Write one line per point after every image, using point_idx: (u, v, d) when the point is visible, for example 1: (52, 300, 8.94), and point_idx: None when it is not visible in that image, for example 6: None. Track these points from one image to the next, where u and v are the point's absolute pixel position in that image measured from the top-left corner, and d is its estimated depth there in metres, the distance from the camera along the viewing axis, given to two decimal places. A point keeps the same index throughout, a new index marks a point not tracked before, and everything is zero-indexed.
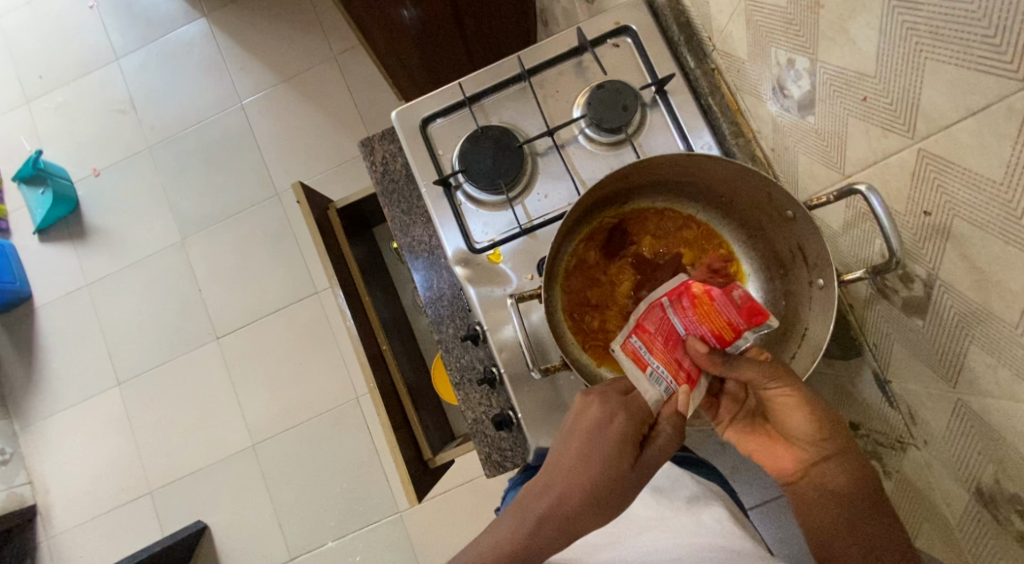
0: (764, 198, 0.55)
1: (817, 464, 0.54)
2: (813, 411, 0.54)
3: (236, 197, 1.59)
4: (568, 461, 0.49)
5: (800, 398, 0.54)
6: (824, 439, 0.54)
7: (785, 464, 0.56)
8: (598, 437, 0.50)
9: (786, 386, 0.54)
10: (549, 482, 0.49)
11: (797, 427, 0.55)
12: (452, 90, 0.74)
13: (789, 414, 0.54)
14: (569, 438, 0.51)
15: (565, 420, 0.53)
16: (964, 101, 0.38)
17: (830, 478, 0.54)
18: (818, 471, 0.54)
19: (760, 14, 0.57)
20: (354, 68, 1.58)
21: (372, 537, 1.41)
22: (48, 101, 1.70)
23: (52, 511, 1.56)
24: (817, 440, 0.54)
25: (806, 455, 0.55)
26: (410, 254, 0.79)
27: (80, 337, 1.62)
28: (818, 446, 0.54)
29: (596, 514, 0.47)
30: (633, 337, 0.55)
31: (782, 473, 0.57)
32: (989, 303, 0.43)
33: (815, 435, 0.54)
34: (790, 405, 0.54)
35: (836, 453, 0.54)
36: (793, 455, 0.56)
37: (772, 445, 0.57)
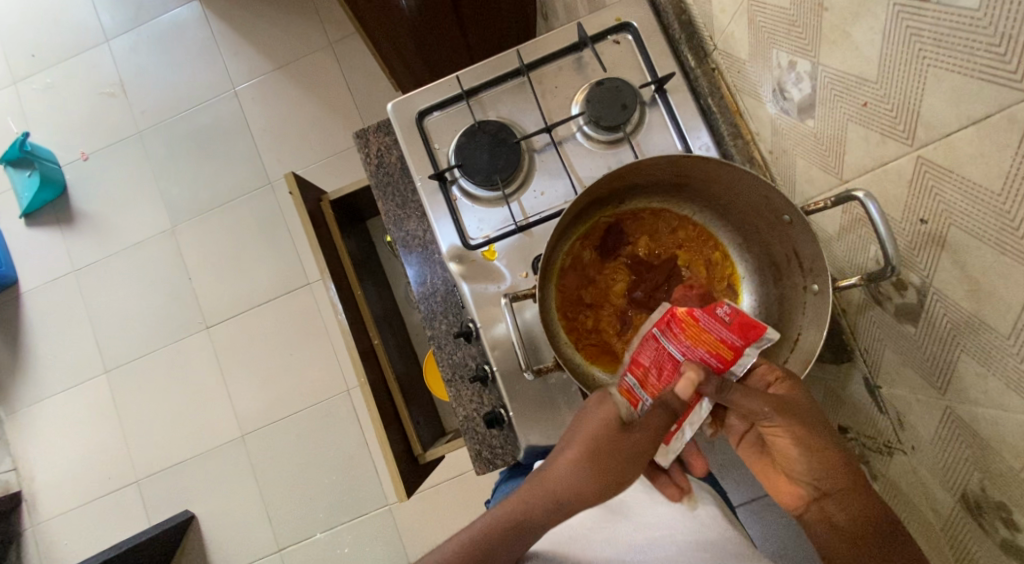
0: (761, 202, 0.55)
1: (815, 500, 0.54)
2: (809, 449, 0.53)
3: (227, 185, 1.57)
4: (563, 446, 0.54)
5: (797, 435, 0.52)
6: (823, 479, 0.53)
7: (787, 495, 0.56)
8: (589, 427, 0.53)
9: (782, 425, 0.53)
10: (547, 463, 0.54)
11: (797, 465, 0.54)
12: (449, 83, 0.73)
13: (788, 451, 0.54)
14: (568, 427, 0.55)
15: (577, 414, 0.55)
16: (966, 110, 0.38)
17: (833, 516, 0.53)
18: (820, 506, 0.53)
19: (763, 15, 0.56)
20: (350, 56, 1.55)
21: (360, 530, 1.42)
22: (36, 82, 1.66)
23: (36, 499, 1.55)
24: (816, 480, 0.53)
25: (805, 492, 0.55)
26: (403, 249, 0.78)
27: (66, 323, 1.59)
28: (815, 485, 0.53)
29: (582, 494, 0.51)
30: (627, 376, 0.57)
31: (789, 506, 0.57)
32: (982, 313, 0.43)
33: (814, 475, 0.53)
34: (786, 443, 0.53)
35: (838, 491, 0.53)
36: (795, 489, 0.55)
37: (778, 478, 0.57)
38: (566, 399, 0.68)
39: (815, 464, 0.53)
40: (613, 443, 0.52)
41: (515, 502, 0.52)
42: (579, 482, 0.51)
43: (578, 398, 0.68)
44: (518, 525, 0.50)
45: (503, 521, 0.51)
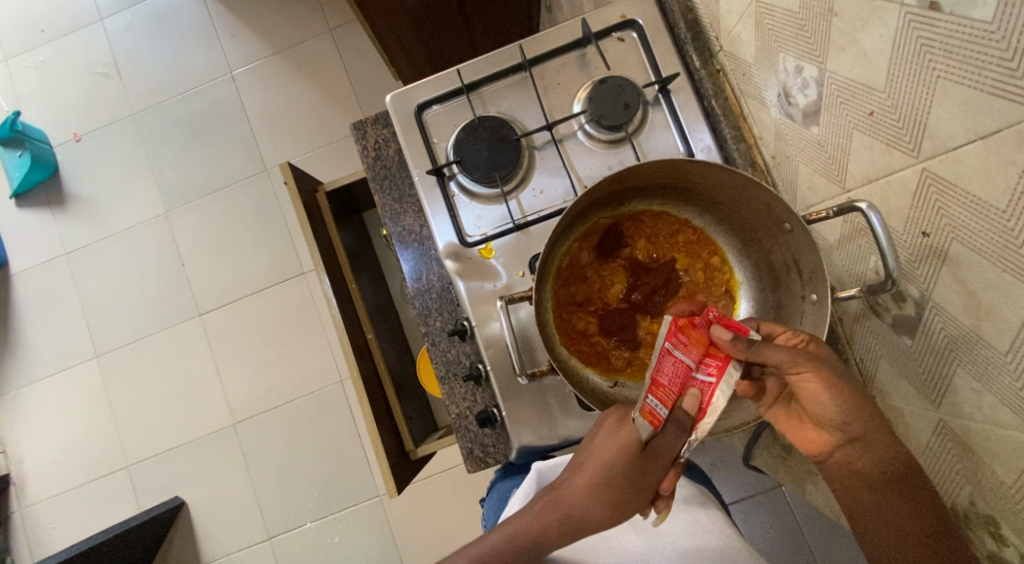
0: (763, 209, 0.54)
1: (838, 446, 0.51)
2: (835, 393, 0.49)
3: (223, 171, 1.55)
4: (582, 461, 0.55)
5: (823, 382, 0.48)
6: (850, 424, 0.50)
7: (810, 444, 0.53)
8: (604, 450, 0.53)
9: (808, 371, 0.48)
10: (568, 473, 0.57)
11: (824, 410, 0.50)
12: (449, 76, 0.72)
13: (814, 395, 0.49)
14: (589, 442, 0.56)
15: (597, 435, 0.55)
16: (974, 124, 0.38)
17: (856, 462, 0.50)
18: (843, 454, 0.51)
19: (771, 17, 0.55)
20: (350, 43, 1.53)
21: (351, 520, 1.42)
22: (28, 60, 1.63)
23: (24, 482, 1.54)
24: (841, 424, 0.50)
25: (830, 438, 0.51)
26: (399, 243, 0.77)
27: (58, 306, 1.58)
28: (842, 430, 0.50)
29: (597, 513, 0.53)
30: (649, 398, 0.48)
31: (808, 450, 0.53)
32: (980, 329, 0.42)
33: (839, 420, 0.50)
34: (814, 388, 0.49)
35: (862, 435, 0.50)
36: (818, 434, 0.52)
37: (802, 424, 0.53)
38: (560, 401, 0.68)
39: (840, 408, 0.49)
40: (627, 468, 0.51)
41: (534, 514, 0.55)
42: (593, 502, 0.53)
43: (572, 400, 0.68)
44: (533, 539, 0.54)
45: (521, 532, 0.54)
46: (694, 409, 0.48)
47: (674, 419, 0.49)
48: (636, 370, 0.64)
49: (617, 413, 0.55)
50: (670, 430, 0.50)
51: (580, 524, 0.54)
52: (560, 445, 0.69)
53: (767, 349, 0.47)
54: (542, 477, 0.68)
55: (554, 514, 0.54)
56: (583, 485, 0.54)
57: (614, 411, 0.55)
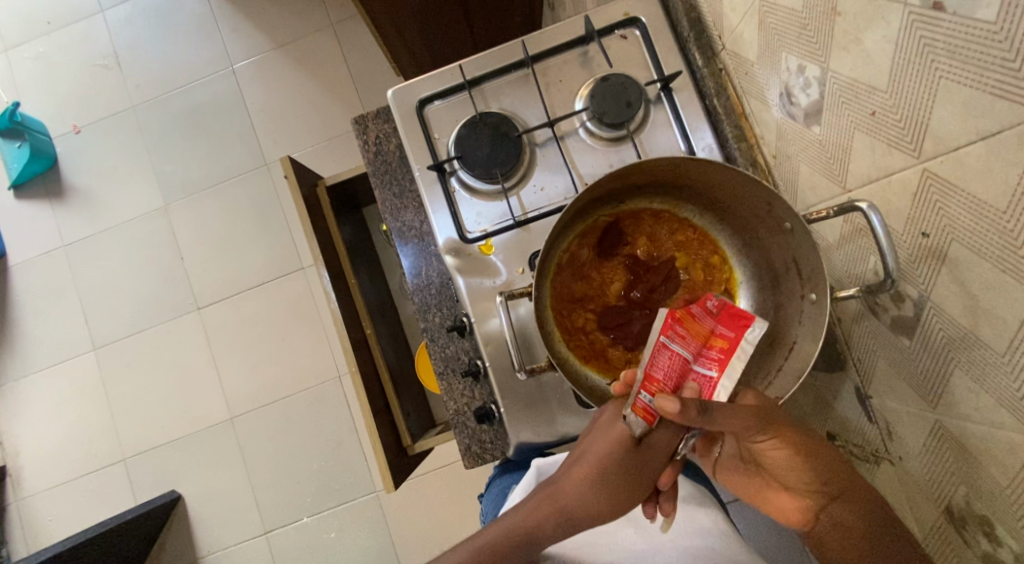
0: (764, 208, 0.54)
1: (822, 510, 0.51)
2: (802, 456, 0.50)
3: (223, 165, 1.55)
4: (577, 456, 0.55)
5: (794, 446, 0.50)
6: (829, 484, 0.51)
7: (790, 512, 0.53)
8: (599, 445, 0.53)
9: (772, 440, 0.50)
10: (563, 467, 0.57)
11: (796, 473, 0.51)
12: (451, 72, 0.72)
13: (787, 463, 0.50)
14: (584, 438, 0.56)
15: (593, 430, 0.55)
16: (975, 125, 0.38)
17: (841, 519, 0.50)
18: (829, 514, 0.51)
19: (774, 16, 0.55)
20: (351, 37, 1.53)
21: (347, 515, 1.42)
22: (28, 52, 1.63)
23: (21, 474, 1.54)
24: (822, 486, 0.51)
25: (811, 503, 0.52)
26: (399, 239, 0.77)
27: (56, 298, 1.57)
28: (823, 492, 0.51)
29: (595, 506, 0.54)
30: (642, 393, 0.48)
31: (794, 519, 0.53)
32: (978, 330, 0.43)
33: (819, 482, 0.51)
34: (782, 454, 0.50)
35: (842, 493, 0.51)
36: (800, 501, 0.52)
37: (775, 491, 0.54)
38: (559, 398, 0.68)
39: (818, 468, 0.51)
40: (623, 462, 0.52)
41: (529, 509, 0.55)
42: (591, 496, 0.53)
43: (570, 397, 0.68)
44: (530, 534, 0.54)
45: (517, 528, 0.54)
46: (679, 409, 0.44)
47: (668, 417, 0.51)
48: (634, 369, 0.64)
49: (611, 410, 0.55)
50: (665, 424, 0.52)
51: (578, 519, 0.54)
52: (559, 442, 0.69)
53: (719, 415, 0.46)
54: (542, 473, 0.68)
55: (551, 509, 0.54)
56: (580, 480, 0.54)
57: (607, 408, 0.56)
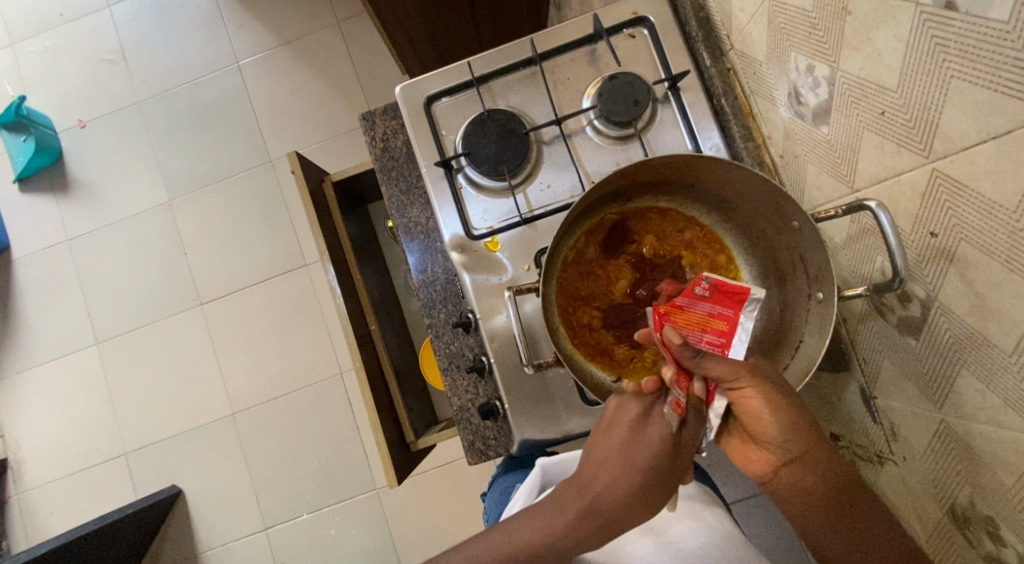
0: (771, 207, 0.54)
1: (783, 466, 0.50)
2: (776, 408, 0.49)
3: (227, 161, 1.55)
4: (606, 462, 0.50)
5: (764, 398, 0.49)
6: (792, 442, 0.49)
7: (756, 466, 0.52)
8: (637, 448, 0.49)
9: (749, 386, 0.49)
10: (581, 473, 0.51)
11: (768, 427, 0.50)
12: (459, 69, 0.72)
13: (757, 413, 0.49)
14: (604, 440, 0.51)
15: (619, 428, 0.51)
16: (986, 125, 0.38)
17: (802, 482, 0.49)
18: (788, 473, 0.50)
19: (784, 16, 0.55)
20: (357, 35, 1.53)
21: (347, 512, 1.42)
22: (34, 46, 1.63)
23: (22, 467, 1.54)
24: (782, 443, 0.49)
25: (773, 458, 0.50)
26: (405, 235, 0.77)
27: (59, 292, 1.57)
28: (784, 449, 0.49)
29: (636, 517, 0.49)
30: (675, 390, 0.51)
31: (756, 473, 0.52)
32: (985, 330, 0.43)
33: (780, 438, 0.49)
34: (756, 403, 0.49)
35: (801, 453, 0.49)
36: (762, 455, 0.51)
37: (746, 446, 0.53)
38: (563, 395, 0.68)
39: (784, 422, 0.49)
40: (665, 465, 0.49)
41: (566, 523, 0.48)
42: (635, 505, 0.49)
43: (575, 394, 0.68)
44: (570, 550, 0.48)
45: (556, 544, 0.47)
46: (679, 342, 0.50)
47: (694, 411, 0.51)
48: (640, 366, 0.64)
49: (631, 409, 0.52)
50: (693, 421, 0.51)
51: (617, 530, 0.49)
52: (562, 439, 0.69)
53: (709, 360, 0.50)
54: (546, 473, 0.67)
55: (592, 521, 0.48)
56: (620, 487, 0.49)
57: (623, 406, 0.52)
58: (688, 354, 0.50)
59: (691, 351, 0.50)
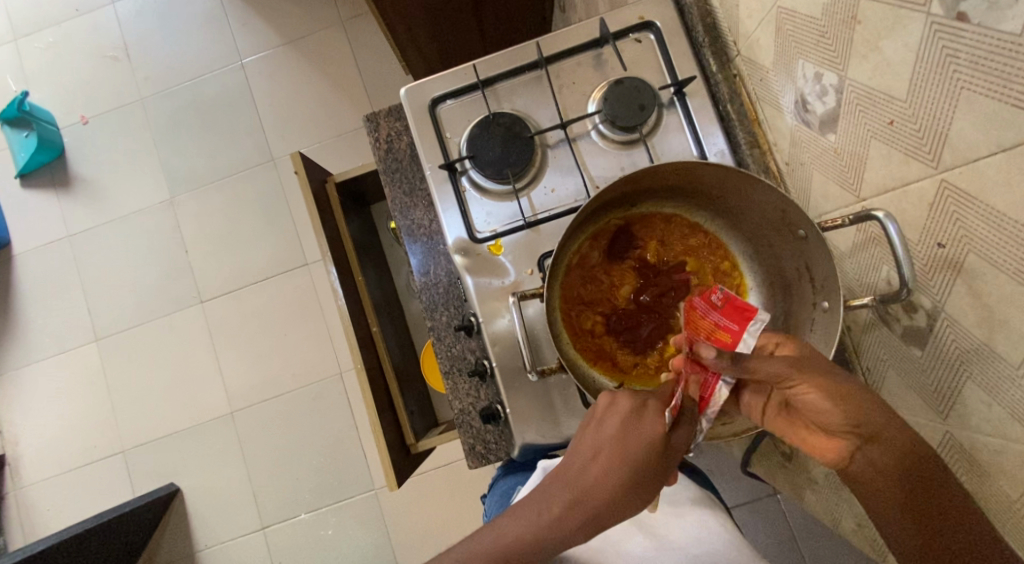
0: (777, 215, 0.54)
1: (857, 451, 0.44)
2: (836, 389, 0.44)
3: (230, 159, 1.55)
4: (595, 455, 0.49)
5: (823, 383, 0.45)
6: (863, 422, 0.43)
7: (829, 455, 0.46)
8: (630, 442, 0.48)
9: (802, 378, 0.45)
10: (568, 464, 0.51)
11: (829, 411, 0.45)
12: (465, 71, 0.72)
13: (815, 401, 0.45)
14: (593, 433, 0.50)
15: (611, 422, 0.50)
16: (996, 137, 0.37)
17: (881, 465, 0.43)
18: (863, 456, 0.44)
19: (792, 24, 0.55)
20: (360, 35, 1.53)
21: (345, 512, 1.42)
22: (37, 41, 1.63)
23: (20, 464, 1.53)
24: (852, 424, 0.44)
25: (845, 445, 0.45)
26: (408, 237, 0.77)
27: (59, 288, 1.57)
28: (857, 431, 0.44)
29: (625, 512, 0.48)
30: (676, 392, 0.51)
31: (830, 463, 0.46)
32: (993, 342, 0.42)
33: (846, 420, 0.44)
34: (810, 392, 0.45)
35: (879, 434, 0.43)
36: (834, 443, 0.45)
37: (813, 434, 0.47)
38: (564, 399, 0.68)
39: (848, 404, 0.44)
40: (656, 463, 0.48)
41: (554, 514, 0.48)
42: (625, 501, 0.48)
43: (576, 399, 0.68)
44: (558, 543, 0.47)
45: (543, 535, 0.47)
46: (715, 355, 0.49)
47: (687, 413, 0.51)
48: (643, 373, 0.64)
49: (624, 405, 0.50)
50: (685, 426, 0.50)
51: (603, 525, 0.48)
52: (562, 444, 0.69)
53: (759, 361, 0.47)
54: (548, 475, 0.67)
55: (580, 515, 0.48)
56: (609, 481, 0.48)
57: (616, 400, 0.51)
58: (724, 363, 0.49)
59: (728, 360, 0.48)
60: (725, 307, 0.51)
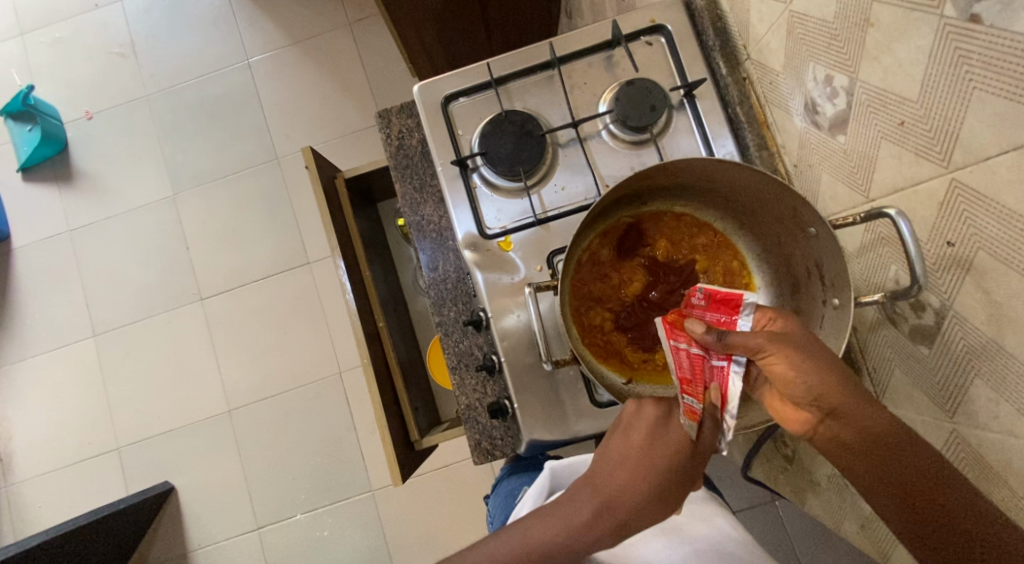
0: (788, 213, 0.55)
1: (821, 423, 0.44)
2: (803, 362, 0.43)
3: (234, 157, 1.55)
4: (622, 463, 0.51)
5: (791, 357, 0.43)
6: (823, 396, 0.43)
7: (795, 423, 0.46)
8: (658, 449, 0.50)
9: (771, 353, 0.44)
10: (596, 474, 0.52)
11: (794, 382, 0.43)
12: (479, 70, 0.73)
13: (781, 375, 0.44)
14: (619, 441, 0.52)
15: (639, 429, 0.52)
16: (1008, 136, 0.38)
17: (840, 436, 0.43)
18: (825, 429, 0.43)
19: (804, 27, 0.56)
20: (367, 37, 1.54)
21: (341, 513, 1.41)
22: (44, 36, 1.63)
23: (12, 460, 1.52)
24: (813, 399, 0.43)
25: (810, 415, 0.44)
26: (418, 233, 0.77)
27: (59, 281, 1.56)
28: (815, 405, 0.43)
29: (652, 516, 0.50)
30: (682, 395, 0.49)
31: (799, 432, 0.46)
32: (1001, 339, 0.43)
33: (810, 394, 0.43)
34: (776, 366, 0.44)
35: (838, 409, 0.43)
36: (798, 411, 0.45)
37: (782, 401, 0.47)
38: (571, 395, 0.68)
39: (810, 380, 0.43)
40: (681, 470, 0.50)
41: (583, 518, 0.49)
42: (652, 508, 0.49)
43: (583, 395, 0.68)
44: (587, 549, 0.48)
45: (573, 541, 0.48)
46: (702, 330, 0.46)
47: (710, 417, 0.48)
48: (651, 369, 0.64)
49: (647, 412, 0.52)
50: (709, 428, 0.48)
51: (630, 529, 0.49)
52: (569, 441, 0.69)
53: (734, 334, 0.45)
54: (555, 474, 0.67)
55: (608, 520, 0.49)
56: (638, 487, 0.49)
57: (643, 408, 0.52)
58: (712, 339, 0.46)
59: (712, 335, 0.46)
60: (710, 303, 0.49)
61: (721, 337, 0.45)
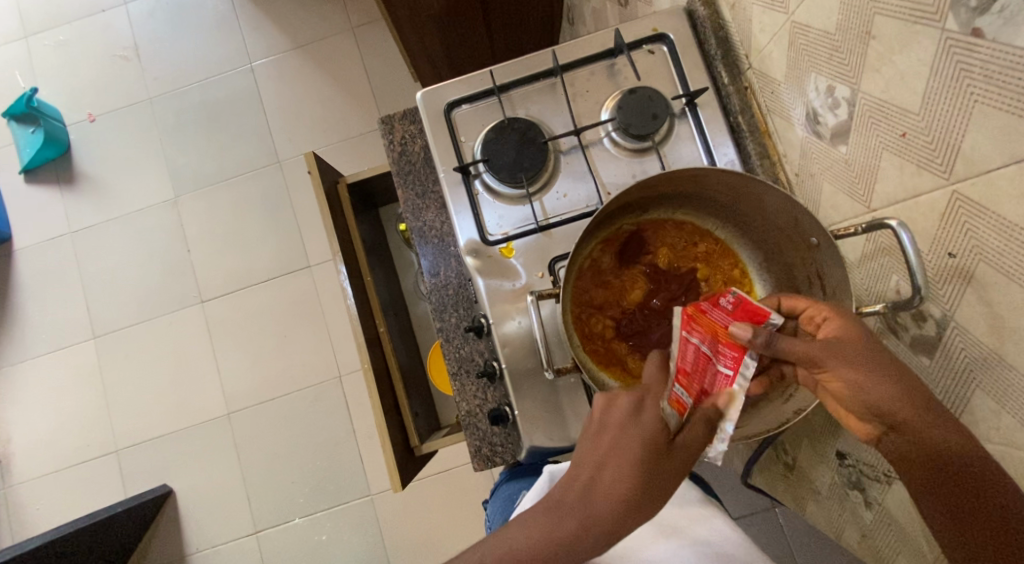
0: (790, 223, 0.55)
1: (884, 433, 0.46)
2: (866, 372, 0.45)
3: (236, 160, 1.55)
4: (604, 463, 0.48)
5: (847, 373, 0.46)
6: (889, 409, 0.45)
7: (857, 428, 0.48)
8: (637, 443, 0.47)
9: (832, 364, 0.46)
10: (577, 475, 0.49)
11: (859, 392, 0.45)
12: (481, 77, 0.73)
13: (842, 384, 0.46)
14: (595, 438, 0.49)
15: (612, 422, 0.49)
16: (1009, 149, 0.39)
17: (901, 449, 0.45)
18: (889, 440, 0.45)
19: (805, 38, 0.56)
20: (370, 42, 1.55)
21: (340, 517, 1.40)
22: (48, 39, 1.64)
23: (11, 462, 1.51)
24: (878, 410, 0.45)
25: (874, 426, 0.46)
26: (419, 239, 0.77)
27: (60, 284, 1.57)
28: (879, 418, 0.45)
29: (641, 512, 0.47)
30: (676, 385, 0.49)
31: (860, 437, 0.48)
32: (1002, 350, 0.43)
33: (874, 405, 0.45)
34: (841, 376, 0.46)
35: (901, 423, 0.44)
36: (859, 421, 0.47)
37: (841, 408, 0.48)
38: (572, 402, 0.68)
39: (873, 389, 0.45)
40: (664, 460, 0.47)
41: (573, 527, 0.46)
42: (640, 505, 0.46)
43: (584, 402, 0.68)
44: (579, 557, 0.45)
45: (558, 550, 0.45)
46: (748, 333, 0.48)
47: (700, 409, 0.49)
48: None
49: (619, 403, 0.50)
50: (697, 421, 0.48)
51: (622, 529, 0.46)
52: (569, 448, 0.69)
53: (784, 342, 0.47)
54: (554, 479, 0.67)
55: (598, 524, 0.46)
56: (622, 484, 0.46)
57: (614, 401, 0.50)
58: (760, 343, 0.47)
59: (763, 339, 0.47)
60: (737, 311, 0.52)
61: (768, 341, 0.47)
